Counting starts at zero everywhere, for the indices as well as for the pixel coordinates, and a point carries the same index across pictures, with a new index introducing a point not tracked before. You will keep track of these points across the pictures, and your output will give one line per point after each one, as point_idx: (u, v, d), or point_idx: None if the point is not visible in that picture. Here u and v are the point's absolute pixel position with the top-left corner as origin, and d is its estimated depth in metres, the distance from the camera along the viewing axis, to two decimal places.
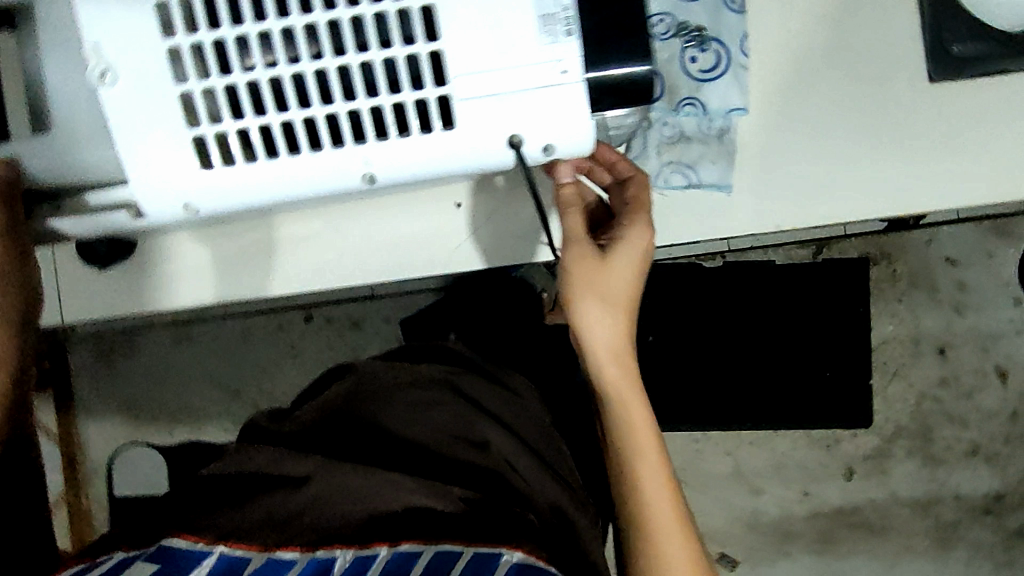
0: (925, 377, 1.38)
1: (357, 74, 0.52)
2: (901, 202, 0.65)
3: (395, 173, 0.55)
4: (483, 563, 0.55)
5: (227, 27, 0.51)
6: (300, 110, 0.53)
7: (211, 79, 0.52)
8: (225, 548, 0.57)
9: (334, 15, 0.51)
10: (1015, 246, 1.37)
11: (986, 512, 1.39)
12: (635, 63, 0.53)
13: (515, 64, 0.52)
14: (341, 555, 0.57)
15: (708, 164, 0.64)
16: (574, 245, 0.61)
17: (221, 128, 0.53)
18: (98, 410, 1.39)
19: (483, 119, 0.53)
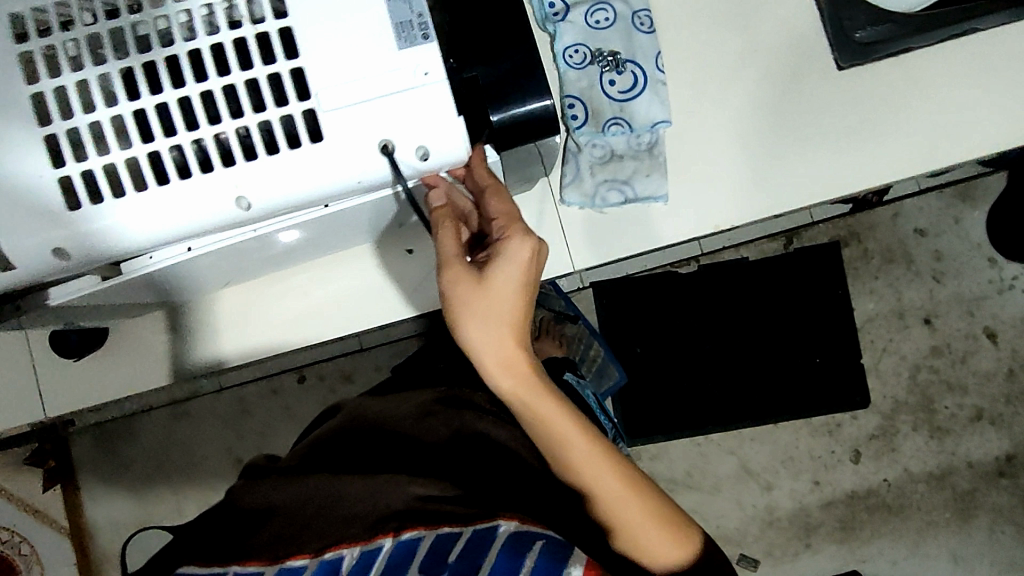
0: (915, 349, 1.39)
1: (221, 97, 0.50)
2: (833, 185, 0.67)
3: (271, 198, 0.51)
4: (481, 538, 0.58)
5: (89, 66, 0.49)
6: (166, 139, 0.50)
7: (74, 118, 0.49)
8: (237, 568, 0.60)
9: (195, 45, 0.50)
10: (981, 208, 1.39)
11: (1000, 475, 1.39)
12: (534, 100, 0.56)
13: (377, 71, 0.51)
14: (348, 554, 0.60)
15: (641, 178, 0.67)
16: (447, 270, 0.58)
17: (87, 166, 0.49)
18: (105, 499, 1.39)
19: (353, 128, 0.51)
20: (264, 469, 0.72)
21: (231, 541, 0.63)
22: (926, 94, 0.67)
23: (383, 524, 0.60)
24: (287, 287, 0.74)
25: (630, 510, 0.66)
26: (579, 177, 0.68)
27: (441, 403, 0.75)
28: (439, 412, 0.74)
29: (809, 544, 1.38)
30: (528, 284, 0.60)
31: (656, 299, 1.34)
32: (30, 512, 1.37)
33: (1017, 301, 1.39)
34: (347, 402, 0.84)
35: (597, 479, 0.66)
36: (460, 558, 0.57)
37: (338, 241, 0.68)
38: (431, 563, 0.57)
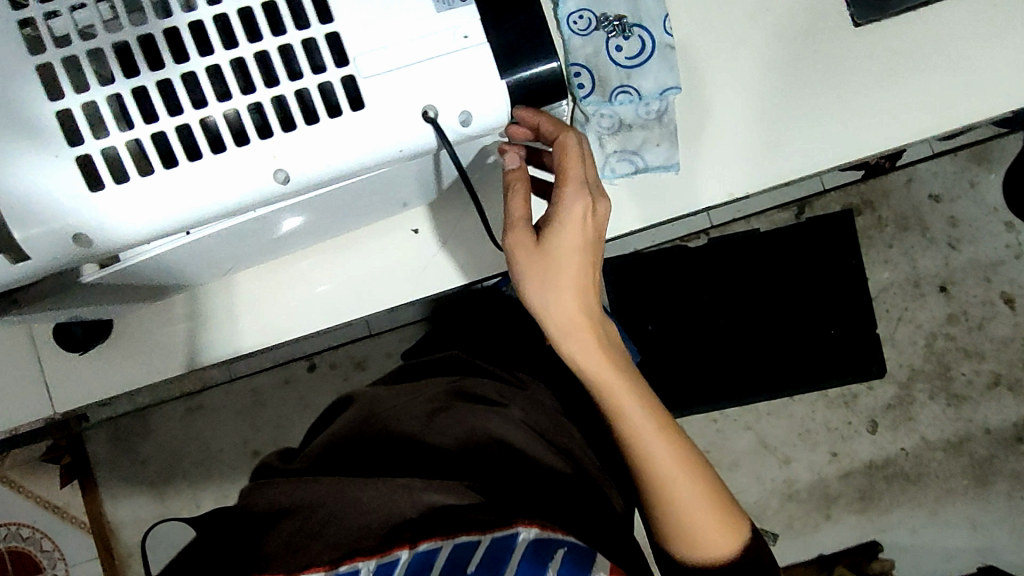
0: (931, 317, 1.37)
1: (251, 65, 0.48)
2: (850, 148, 0.65)
3: (311, 170, 0.50)
4: (501, 547, 0.56)
5: (101, 34, 0.46)
6: (196, 111, 0.47)
7: (91, 90, 0.46)
8: None
9: (219, 8, 0.47)
10: (996, 170, 1.36)
11: (1019, 440, 1.37)
12: (546, 65, 0.54)
13: (415, 37, 0.49)
14: (364, 568, 0.55)
15: (652, 147, 0.65)
16: (512, 234, 0.58)
17: (110, 142, 0.47)
18: (121, 493, 1.40)
19: (391, 96, 0.49)
20: (281, 469, 0.70)
21: (242, 548, 0.59)
22: (947, 48, 0.64)
23: (401, 534, 0.57)
24: (293, 273, 0.73)
25: (684, 487, 0.64)
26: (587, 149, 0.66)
27: (454, 398, 0.75)
28: (454, 408, 0.73)
29: (827, 516, 1.37)
30: (591, 240, 0.60)
31: (667, 275, 1.32)
32: (49, 508, 1.38)
33: None
34: (359, 395, 0.83)
35: (647, 451, 0.64)
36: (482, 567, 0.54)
37: (346, 221, 0.67)
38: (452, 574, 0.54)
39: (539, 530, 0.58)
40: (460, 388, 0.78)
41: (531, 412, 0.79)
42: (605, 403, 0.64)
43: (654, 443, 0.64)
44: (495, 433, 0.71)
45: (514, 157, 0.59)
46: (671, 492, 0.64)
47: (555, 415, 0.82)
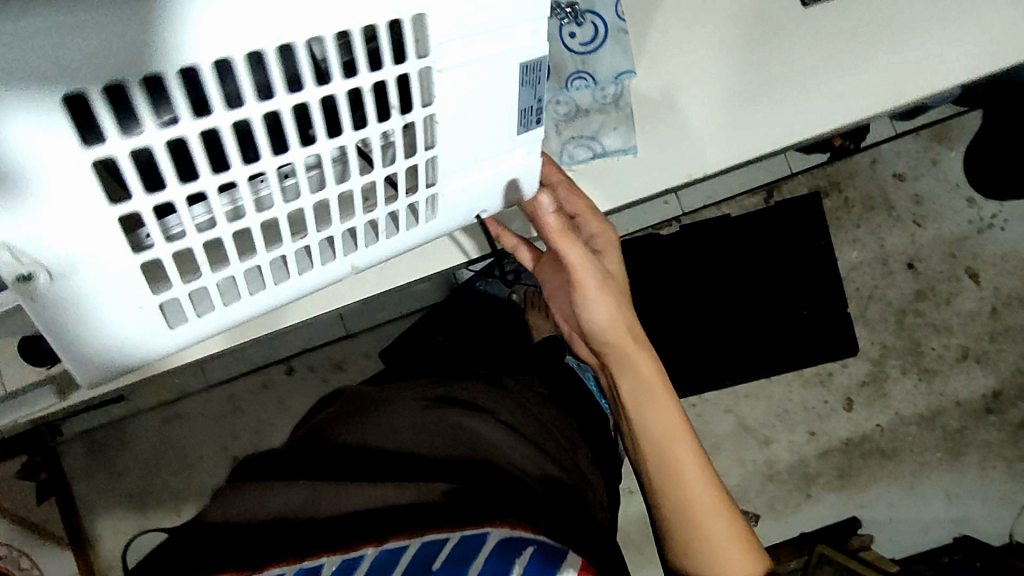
0: (901, 294, 1.39)
1: (320, 165, 0.42)
2: (804, 125, 0.66)
3: (366, 258, 0.51)
4: (470, 542, 0.52)
5: (152, 131, 0.35)
6: (261, 213, 0.42)
7: (133, 202, 0.37)
8: None
9: (312, 95, 0.38)
10: (956, 148, 1.39)
11: (989, 412, 1.40)
12: None
13: (488, 155, 0.51)
14: (326, 561, 0.53)
15: (609, 131, 0.64)
16: (581, 274, 0.65)
17: (151, 254, 0.40)
18: (100, 507, 1.37)
19: (462, 191, 0.51)
20: (267, 466, 0.68)
21: (210, 548, 0.59)
22: (895, 25, 0.66)
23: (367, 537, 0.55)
24: None
25: (694, 473, 0.69)
26: (546, 136, 0.65)
27: (441, 399, 0.74)
28: (441, 408, 0.72)
29: (807, 494, 1.39)
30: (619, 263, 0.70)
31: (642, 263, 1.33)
32: (26, 525, 1.36)
33: (997, 239, 1.39)
34: (346, 391, 0.81)
35: (665, 430, 0.70)
36: (447, 564, 0.50)
37: None
38: (416, 571, 0.50)
39: (511, 528, 0.54)
40: (451, 390, 0.77)
41: (521, 415, 0.77)
42: (633, 378, 0.71)
43: (671, 423, 0.70)
44: (479, 434, 0.70)
45: (549, 200, 0.59)
46: (684, 473, 0.69)
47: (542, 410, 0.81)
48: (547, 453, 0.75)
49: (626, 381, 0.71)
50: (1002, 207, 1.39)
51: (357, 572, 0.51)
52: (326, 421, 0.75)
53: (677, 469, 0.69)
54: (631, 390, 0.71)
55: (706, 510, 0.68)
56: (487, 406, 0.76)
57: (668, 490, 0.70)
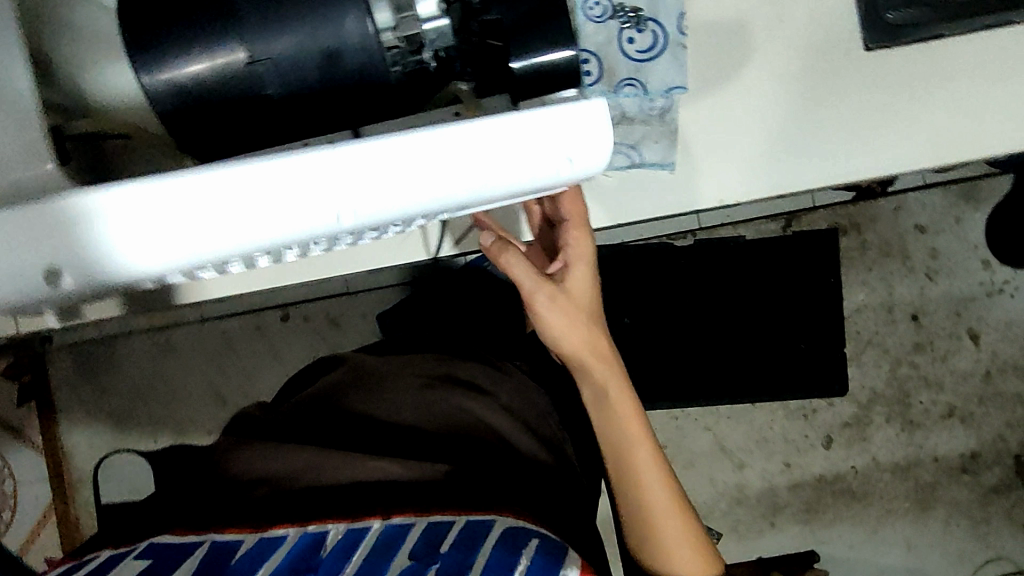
0: (899, 343, 1.40)
1: (344, 243, 0.48)
2: (839, 169, 0.66)
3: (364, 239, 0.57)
4: (476, 528, 0.54)
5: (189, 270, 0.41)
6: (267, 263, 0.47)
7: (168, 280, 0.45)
8: (216, 536, 0.53)
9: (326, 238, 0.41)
10: (982, 209, 1.38)
11: (963, 472, 1.41)
12: (559, 49, 0.50)
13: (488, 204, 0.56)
14: (334, 529, 0.54)
15: (650, 144, 0.64)
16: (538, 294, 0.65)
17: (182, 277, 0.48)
18: (81, 419, 1.39)
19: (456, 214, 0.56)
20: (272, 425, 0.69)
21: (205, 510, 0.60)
22: (953, 84, 0.65)
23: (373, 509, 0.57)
24: None
25: (655, 484, 0.68)
26: None
27: (444, 377, 0.74)
28: (439, 387, 0.72)
29: (772, 522, 1.42)
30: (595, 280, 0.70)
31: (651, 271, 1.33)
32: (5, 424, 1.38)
33: (1005, 306, 1.39)
34: (349, 358, 0.82)
35: (627, 442, 0.68)
36: (455, 546, 0.51)
37: None
38: (423, 549, 0.51)
39: (513, 519, 0.57)
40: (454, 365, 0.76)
41: (523, 398, 0.77)
42: (598, 388, 0.69)
43: (635, 434, 0.69)
44: (477, 418, 0.71)
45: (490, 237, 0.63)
46: (643, 479, 0.68)
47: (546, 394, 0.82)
48: (545, 437, 0.76)
49: (591, 386, 0.70)
50: (1016, 275, 1.39)
51: (363, 546, 0.52)
52: (325, 386, 0.74)
53: (639, 478, 0.68)
54: (593, 399, 0.70)
55: (664, 522, 0.68)
56: (487, 385, 0.75)
57: (624, 493, 0.69)
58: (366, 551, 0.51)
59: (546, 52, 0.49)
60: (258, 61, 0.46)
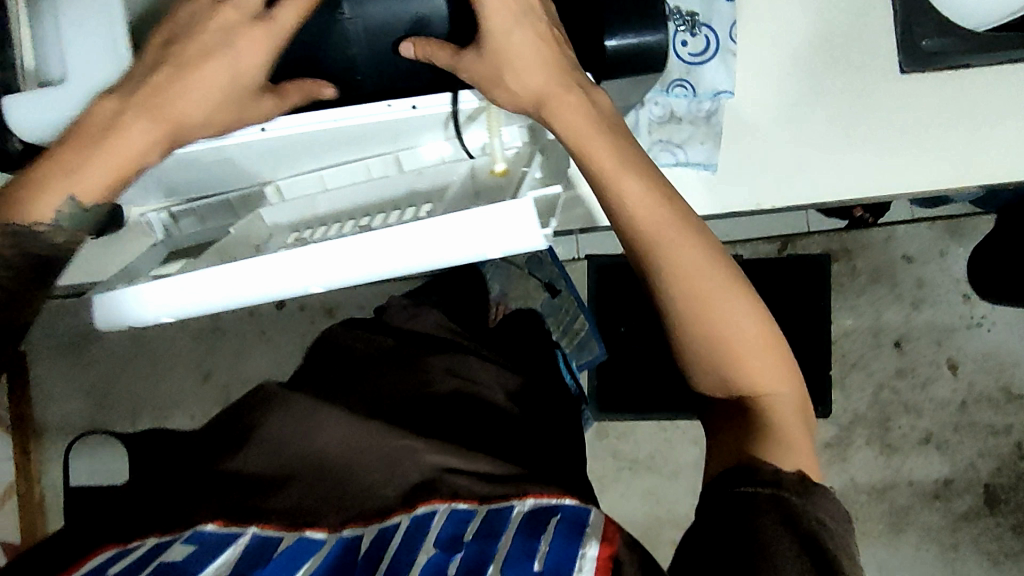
0: (881, 368, 1.45)
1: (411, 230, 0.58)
2: (873, 187, 0.68)
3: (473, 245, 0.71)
4: (495, 521, 0.57)
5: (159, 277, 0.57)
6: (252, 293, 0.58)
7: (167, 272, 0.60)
8: (257, 529, 0.57)
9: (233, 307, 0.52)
10: (966, 245, 1.45)
11: (936, 498, 1.46)
12: (643, 32, 0.54)
13: None
14: (365, 534, 0.58)
15: (694, 144, 0.66)
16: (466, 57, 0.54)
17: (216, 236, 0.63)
18: (60, 395, 1.41)
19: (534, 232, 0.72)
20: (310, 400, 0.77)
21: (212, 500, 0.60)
22: (982, 109, 0.67)
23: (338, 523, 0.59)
24: None
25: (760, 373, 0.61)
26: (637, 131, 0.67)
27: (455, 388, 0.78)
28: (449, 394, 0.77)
29: None
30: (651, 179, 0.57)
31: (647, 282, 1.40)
32: None
33: (981, 338, 1.45)
34: (360, 358, 0.86)
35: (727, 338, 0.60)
36: (476, 537, 0.56)
37: None
38: (448, 543, 0.56)
39: (536, 500, 0.59)
40: (445, 371, 0.80)
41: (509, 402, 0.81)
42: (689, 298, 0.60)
43: (736, 322, 0.60)
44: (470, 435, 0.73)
45: None
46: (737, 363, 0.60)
47: (532, 433, 0.79)
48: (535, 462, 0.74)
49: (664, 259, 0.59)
50: (994, 310, 1.45)
51: (392, 545, 0.56)
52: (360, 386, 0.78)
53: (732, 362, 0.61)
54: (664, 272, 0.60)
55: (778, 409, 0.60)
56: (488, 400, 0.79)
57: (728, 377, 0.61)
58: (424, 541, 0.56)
59: (627, 37, 0.54)
60: (349, 18, 0.56)
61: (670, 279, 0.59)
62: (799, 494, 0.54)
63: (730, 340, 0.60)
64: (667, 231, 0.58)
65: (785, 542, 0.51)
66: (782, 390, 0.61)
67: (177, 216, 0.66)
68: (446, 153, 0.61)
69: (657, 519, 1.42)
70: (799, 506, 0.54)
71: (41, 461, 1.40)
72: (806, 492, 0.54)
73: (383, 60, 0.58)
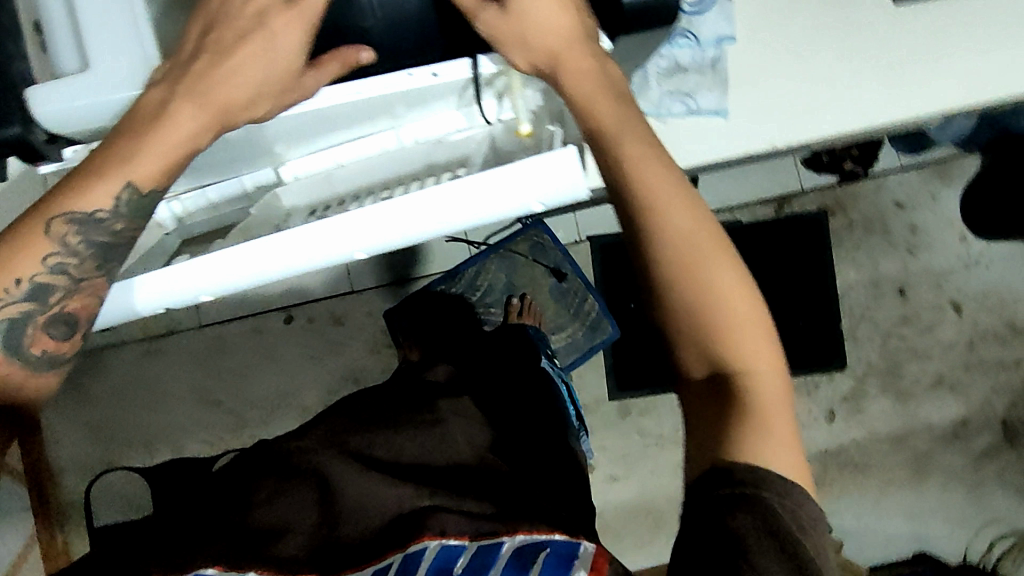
0: (887, 316, 1.47)
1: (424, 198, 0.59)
2: (879, 115, 0.69)
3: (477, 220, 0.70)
4: (487, 551, 0.55)
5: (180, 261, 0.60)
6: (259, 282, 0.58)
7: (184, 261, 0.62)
8: (254, 574, 0.58)
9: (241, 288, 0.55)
10: (955, 186, 1.47)
11: (955, 438, 1.47)
12: None
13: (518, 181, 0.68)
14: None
15: (704, 92, 0.67)
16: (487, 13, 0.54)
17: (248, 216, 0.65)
18: (72, 436, 1.39)
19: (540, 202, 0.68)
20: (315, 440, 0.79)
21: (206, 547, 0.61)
22: (978, 32, 0.68)
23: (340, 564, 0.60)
24: None
25: (752, 360, 0.51)
26: (646, 86, 0.67)
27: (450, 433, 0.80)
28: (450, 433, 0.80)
29: None
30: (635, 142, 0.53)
31: None
32: None
33: (980, 277, 1.48)
34: (365, 402, 0.88)
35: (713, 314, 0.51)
36: (468, 570, 0.54)
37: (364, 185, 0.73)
38: (439, 574, 0.54)
39: (525, 535, 0.56)
40: (451, 413, 0.83)
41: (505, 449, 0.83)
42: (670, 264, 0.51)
43: (724, 295, 0.51)
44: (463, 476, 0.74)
45: None
46: (727, 341, 0.50)
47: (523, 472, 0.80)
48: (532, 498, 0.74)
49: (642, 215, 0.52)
50: (989, 248, 1.48)
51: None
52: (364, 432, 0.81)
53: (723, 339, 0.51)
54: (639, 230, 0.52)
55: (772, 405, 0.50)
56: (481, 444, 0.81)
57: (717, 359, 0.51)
58: (425, 571, 0.54)
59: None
60: None
61: (665, 240, 0.51)
62: (776, 493, 0.46)
63: (722, 309, 0.51)
64: (665, 186, 0.52)
65: (762, 551, 0.44)
66: (773, 380, 0.51)
67: (185, 198, 0.66)
68: (462, 123, 0.65)
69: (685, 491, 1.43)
70: (776, 506, 0.46)
71: (59, 506, 1.38)
72: (784, 495, 0.46)
73: (397, 27, 0.56)
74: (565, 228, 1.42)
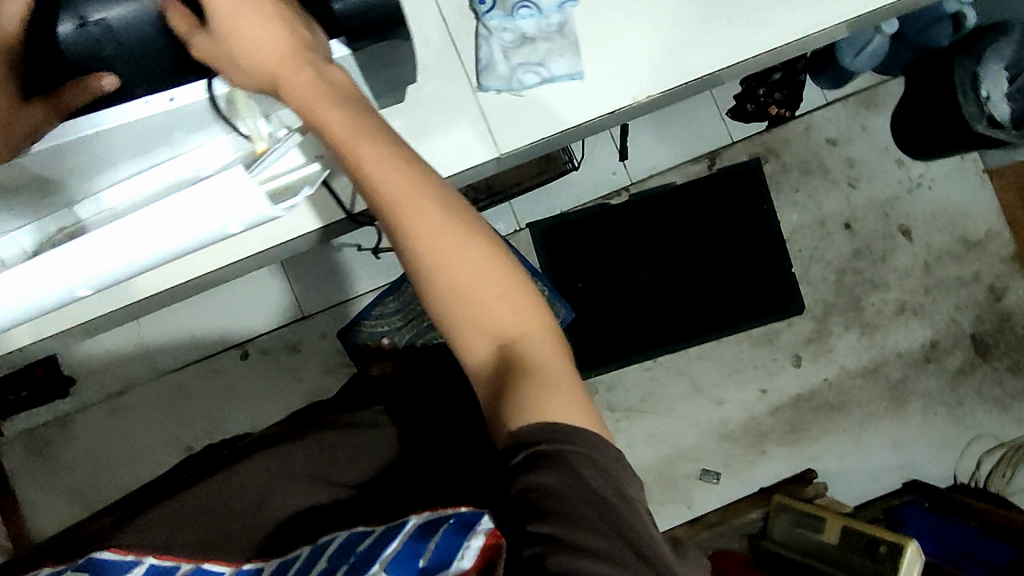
0: (839, 253, 1.47)
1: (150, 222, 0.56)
2: (737, 48, 0.69)
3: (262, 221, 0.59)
4: (392, 528, 0.53)
5: None
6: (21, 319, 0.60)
7: None
8: (155, 559, 0.60)
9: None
10: (883, 114, 1.47)
11: (927, 361, 1.47)
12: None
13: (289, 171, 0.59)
14: (266, 564, 0.59)
15: (555, 58, 0.67)
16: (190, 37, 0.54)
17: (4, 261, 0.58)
18: (45, 506, 1.36)
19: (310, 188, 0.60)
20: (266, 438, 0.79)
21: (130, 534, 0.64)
22: None
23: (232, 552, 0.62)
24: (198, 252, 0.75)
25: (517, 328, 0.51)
26: (494, 61, 0.67)
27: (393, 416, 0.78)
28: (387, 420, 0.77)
29: (763, 451, 1.44)
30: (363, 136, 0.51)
31: (592, 233, 1.41)
32: None
33: (924, 198, 1.47)
34: (306, 411, 0.87)
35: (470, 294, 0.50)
36: (370, 542, 0.52)
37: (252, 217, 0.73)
38: (338, 555, 0.53)
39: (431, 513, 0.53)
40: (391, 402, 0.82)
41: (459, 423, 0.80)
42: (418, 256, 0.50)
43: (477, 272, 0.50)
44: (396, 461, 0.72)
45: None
46: (485, 316, 0.50)
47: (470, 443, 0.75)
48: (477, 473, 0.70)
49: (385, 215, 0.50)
50: (927, 168, 1.48)
51: (291, 568, 0.55)
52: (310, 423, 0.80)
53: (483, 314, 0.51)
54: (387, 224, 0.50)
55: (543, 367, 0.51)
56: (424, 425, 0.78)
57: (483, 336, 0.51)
58: (327, 556, 0.53)
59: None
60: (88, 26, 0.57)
61: (406, 234, 0.50)
62: (578, 449, 0.47)
63: (478, 286, 0.50)
64: (398, 178, 0.50)
65: (582, 525, 0.44)
66: (546, 348, 0.51)
67: None
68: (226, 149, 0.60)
69: (667, 459, 1.42)
70: (576, 465, 0.46)
71: None
72: (574, 443, 0.47)
73: (138, 61, 0.59)
74: (503, 219, 1.41)
